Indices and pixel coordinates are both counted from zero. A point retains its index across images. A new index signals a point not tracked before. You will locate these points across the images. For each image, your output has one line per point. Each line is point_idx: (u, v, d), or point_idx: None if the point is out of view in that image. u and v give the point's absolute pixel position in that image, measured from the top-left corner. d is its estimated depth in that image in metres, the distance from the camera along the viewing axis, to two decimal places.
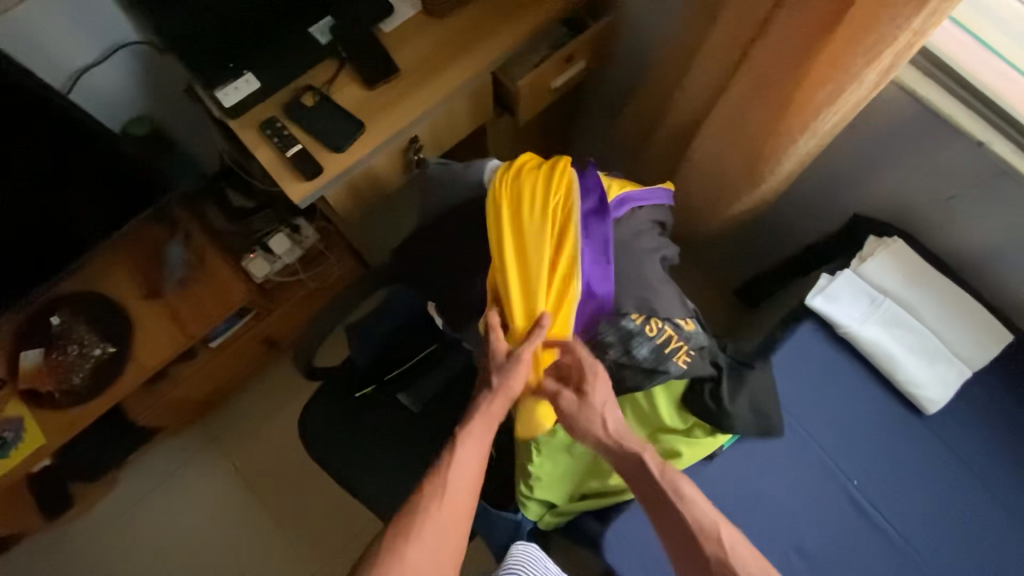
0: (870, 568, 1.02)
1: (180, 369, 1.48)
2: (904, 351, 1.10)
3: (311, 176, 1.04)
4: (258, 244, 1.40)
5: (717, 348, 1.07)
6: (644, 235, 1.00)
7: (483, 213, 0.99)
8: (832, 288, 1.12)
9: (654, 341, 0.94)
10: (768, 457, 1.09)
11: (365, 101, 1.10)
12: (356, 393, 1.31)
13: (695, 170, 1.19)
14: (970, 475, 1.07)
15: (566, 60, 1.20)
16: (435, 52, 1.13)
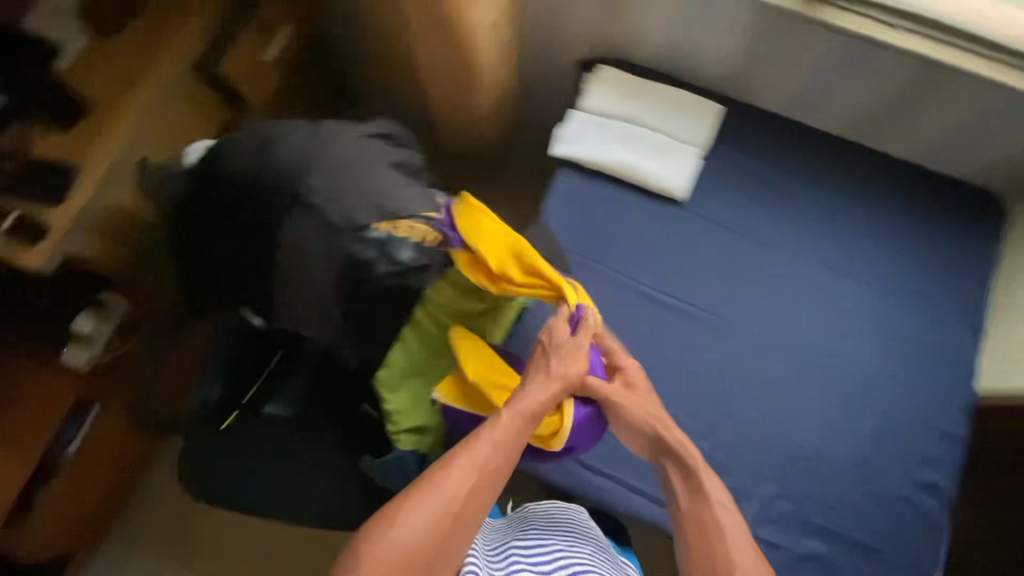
0: (879, 523, 0.95)
1: (45, 497, 1.20)
2: (860, 255, 1.07)
3: (36, 240, 0.97)
4: (66, 335, 1.16)
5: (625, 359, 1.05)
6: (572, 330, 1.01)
7: (258, 224, 0.91)
8: (677, 161, 1.08)
9: (411, 240, 0.93)
10: (722, 392, 0.99)
11: (72, 141, 1.03)
12: (219, 426, 1.28)
13: (435, 83, 1.23)
14: (964, 348, 1.02)
15: (273, 32, 1.24)
16: (127, 66, 1.09)
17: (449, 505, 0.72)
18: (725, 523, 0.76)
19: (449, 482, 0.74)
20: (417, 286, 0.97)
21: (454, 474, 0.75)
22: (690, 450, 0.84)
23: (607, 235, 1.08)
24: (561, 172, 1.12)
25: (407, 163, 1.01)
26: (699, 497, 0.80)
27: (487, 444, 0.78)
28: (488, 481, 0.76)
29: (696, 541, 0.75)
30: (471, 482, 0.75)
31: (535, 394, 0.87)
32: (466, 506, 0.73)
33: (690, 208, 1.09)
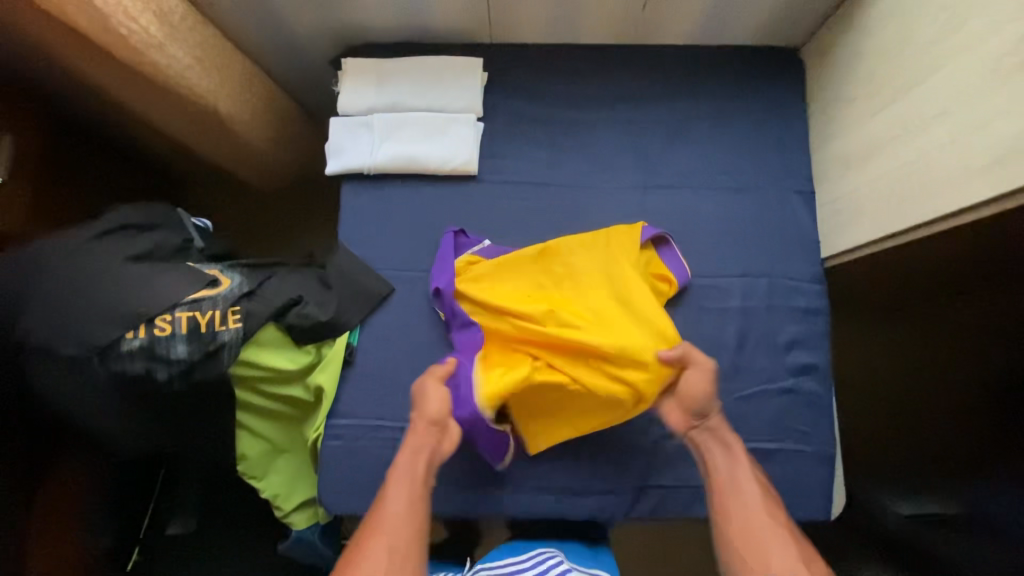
0: (767, 413, 0.92)
1: None
2: (665, 169, 1.02)
3: None
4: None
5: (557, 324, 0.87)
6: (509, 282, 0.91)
7: (31, 368, 0.80)
8: (455, 140, 1.00)
9: (178, 334, 0.82)
10: None
11: None
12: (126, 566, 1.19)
13: (192, 140, 1.10)
14: (801, 215, 0.99)
15: None
16: None
17: (386, 553, 0.67)
18: (740, 493, 0.74)
19: (383, 513, 0.71)
20: (212, 376, 0.87)
21: (387, 509, 0.71)
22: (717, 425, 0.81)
23: (413, 239, 1.01)
24: (345, 187, 1.02)
25: (159, 248, 0.91)
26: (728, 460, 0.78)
27: (408, 444, 0.78)
28: (416, 496, 0.73)
29: (733, 540, 0.70)
30: (407, 507, 0.72)
31: (425, 410, 0.80)
32: (403, 538, 0.69)
33: (488, 179, 1.02)
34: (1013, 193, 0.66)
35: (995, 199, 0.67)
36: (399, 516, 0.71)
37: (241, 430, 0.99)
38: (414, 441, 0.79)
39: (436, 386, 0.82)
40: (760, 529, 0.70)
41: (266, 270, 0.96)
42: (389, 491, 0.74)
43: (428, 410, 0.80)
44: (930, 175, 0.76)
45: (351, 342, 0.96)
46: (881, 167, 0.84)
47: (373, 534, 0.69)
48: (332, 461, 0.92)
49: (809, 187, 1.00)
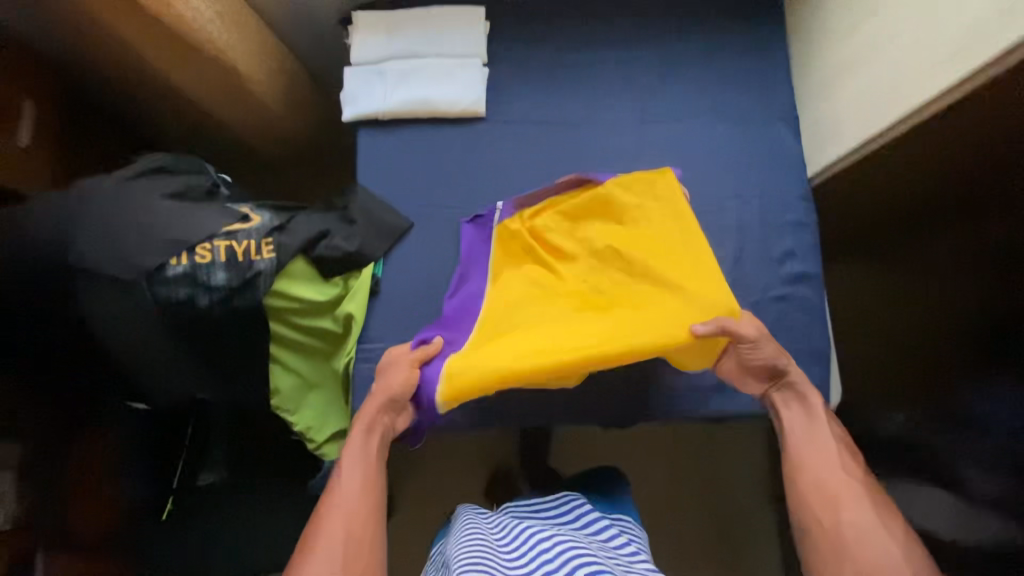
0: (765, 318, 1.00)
1: None
2: (659, 104, 1.09)
3: None
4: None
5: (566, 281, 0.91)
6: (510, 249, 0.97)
7: (85, 296, 0.87)
8: (463, 83, 1.07)
9: (217, 262, 0.88)
10: None
11: None
12: (162, 515, 1.26)
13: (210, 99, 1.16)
14: (786, 139, 1.07)
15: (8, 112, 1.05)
16: None
17: (344, 527, 0.78)
18: (820, 453, 0.83)
19: (340, 492, 0.81)
20: (249, 304, 0.93)
21: (343, 487, 0.82)
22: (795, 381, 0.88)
23: (428, 179, 1.07)
24: (362, 133, 1.09)
25: (192, 188, 0.95)
26: (807, 419, 0.87)
27: (362, 421, 0.87)
28: (369, 473, 0.84)
29: (807, 491, 0.81)
30: (361, 486, 0.82)
31: (386, 384, 0.88)
32: (360, 512, 0.80)
33: (496, 120, 1.09)
34: (993, 60, 0.74)
35: (979, 68, 0.75)
36: (357, 488, 0.82)
37: (274, 364, 1.04)
38: (365, 419, 0.87)
39: (406, 362, 0.90)
40: (844, 484, 0.80)
41: (293, 209, 1.02)
42: (344, 470, 0.83)
43: (389, 383, 0.88)
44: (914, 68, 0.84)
45: (376, 273, 1.02)
46: (866, 77, 0.93)
47: (330, 512, 0.79)
48: (363, 383, 0.99)
49: (792, 114, 1.08)
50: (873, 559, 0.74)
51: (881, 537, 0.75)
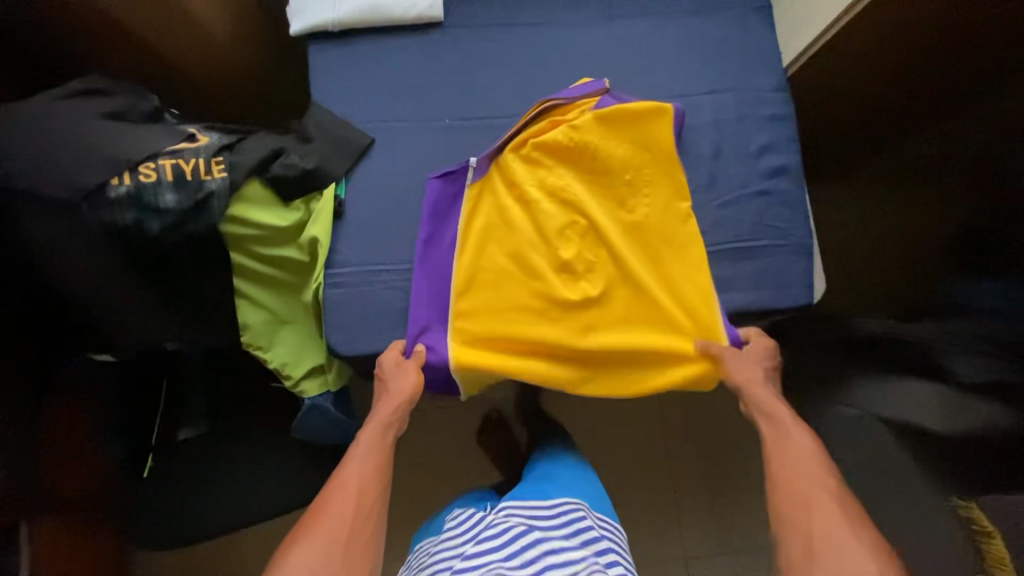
0: (746, 215, 0.97)
1: None
2: (629, 1, 1.03)
3: None
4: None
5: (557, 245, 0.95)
6: (491, 225, 0.96)
7: (28, 222, 0.81)
8: None
9: (164, 181, 0.82)
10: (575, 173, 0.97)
11: None
12: (143, 472, 1.18)
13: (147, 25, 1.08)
14: (761, 31, 1.03)
15: None
16: None
17: (345, 513, 0.81)
18: (796, 467, 0.85)
19: (344, 481, 0.86)
20: (205, 229, 0.87)
21: (352, 473, 0.86)
22: (766, 399, 0.92)
23: (388, 94, 1.01)
24: (312, 48, 1.01)
25: (130, 112, 0.89)
26: (779, 433, 0.90)
27: (379, 417, 0.91)
28: (376, 467, 0.88)
29: (784, 505, 0.83)
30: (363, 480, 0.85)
31: (397, 390, 0.90)
32: (367, 500, 0.84)
33: (454, 26, 1.02)
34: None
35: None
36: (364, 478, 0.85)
37: (241, 300, 0.99)
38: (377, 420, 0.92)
39: (412, 366, 0.91)
40: (816, 494, 0.81)
41: (244, 132, 0.96)
42: (352, 461, 0.88)
43: (402, 388, 0.90)
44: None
45: (339, 194, 0.96)
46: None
47: (336, 490, 0.84)
48: (334, 308, 0.94)
49: (766, 3, 1.03)
50: (841, 561, 0.73)
51: (849, 539, 0.75)
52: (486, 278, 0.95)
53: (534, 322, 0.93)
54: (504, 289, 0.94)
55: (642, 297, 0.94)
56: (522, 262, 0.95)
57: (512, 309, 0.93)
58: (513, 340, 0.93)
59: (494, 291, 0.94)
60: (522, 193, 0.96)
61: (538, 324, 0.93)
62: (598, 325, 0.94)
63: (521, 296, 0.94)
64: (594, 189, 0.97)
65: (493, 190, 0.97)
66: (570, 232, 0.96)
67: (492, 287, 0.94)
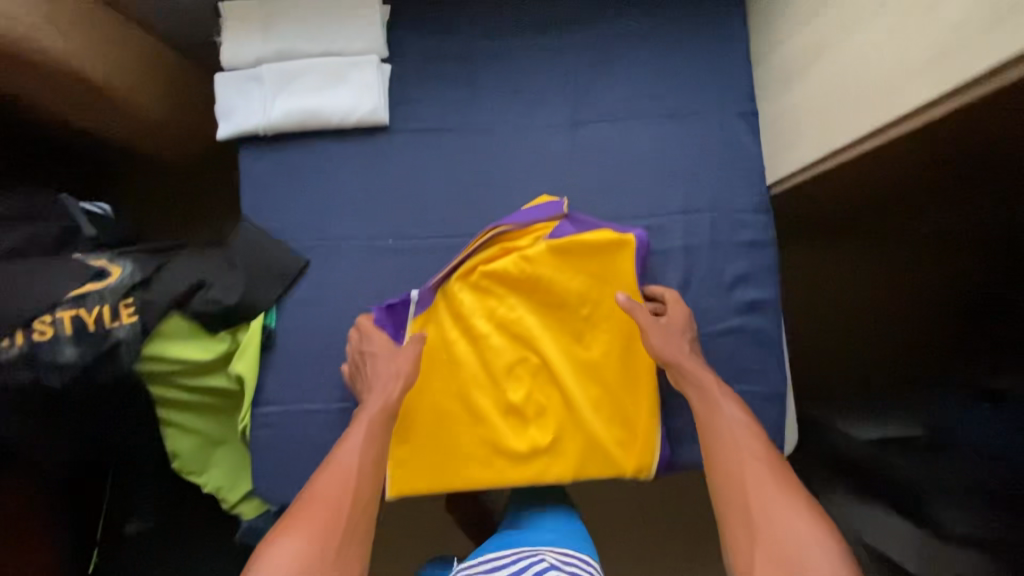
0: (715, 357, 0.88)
1: None
2: (595, 104, 0.92)
3: None
4: None
5: (504, 383, 0.87)
6: (435, 358, 0.88)
7: None
8: (358, 87, 0.89)
9: (63, 336, 0.74)
10: (527, 303, 0.88)
11: None
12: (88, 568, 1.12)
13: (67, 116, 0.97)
14: (743, 141, 0.91)
15: None
16: None
17: (338, 505, 0.68)
18: (728, 452, 0.72)
19: (338, 463, 0.72)
20: (116, 377, 0.80)
21: (347, 458, 0.73)
22: (693, 368, 0.79)
23: (327, 204, 0.92)
24: (244, 153, 0.92)
25: (37, 239, 0.82)
26: (708, 403, 0.76)
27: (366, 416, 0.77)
28: (377, 452, 0.75)
29: (730, 500, 0.69)
30: (366, 461, 0.73)
31: (383, 381, 0.80)
32: (362, 487, 0.71)
33: (398, 130, 0.92)
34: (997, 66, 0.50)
35: (980, 74, 0.52)
36: (362, 463, 0.73)
37: (167, 427, 0.94)
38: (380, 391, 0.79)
39: (410, 350, 0.83)
40: (749, 469, 0.69)
41: (167, 254, 0.87)
42: (352, 438, 0.75)
43: (388, 386, 0.80)
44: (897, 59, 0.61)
45: (267, 324, 0.88)
46: (841, 71, 0.70)
47: (327, 473, 0.71)
48: (263, 452, 0.87)
49: (751, 109, 0.91)
50: (788, 536, 0.63)
51: (790, 511, 0.65)
52: (426, 420, 0.87)
53: (478, 468, 0.86)
54: (446, 430, 0.87)
55: (597, 447, 0.86)
56: (466, 403, 0.87)
57: (454, 455, 0.86)
58: (454, 485, 0.86)
59: (435, 433, 0.87)
60: (467, 324, 0.88)
61: (482, 470, 0.86)
62: (550, 477, 0.86)
63: (463, 439, 0.87)
64: (547, 323, 0.88)
65: (436, 321, 0.88)
66: (519, 370, 0.87)
67: (433, 429, 0.87)
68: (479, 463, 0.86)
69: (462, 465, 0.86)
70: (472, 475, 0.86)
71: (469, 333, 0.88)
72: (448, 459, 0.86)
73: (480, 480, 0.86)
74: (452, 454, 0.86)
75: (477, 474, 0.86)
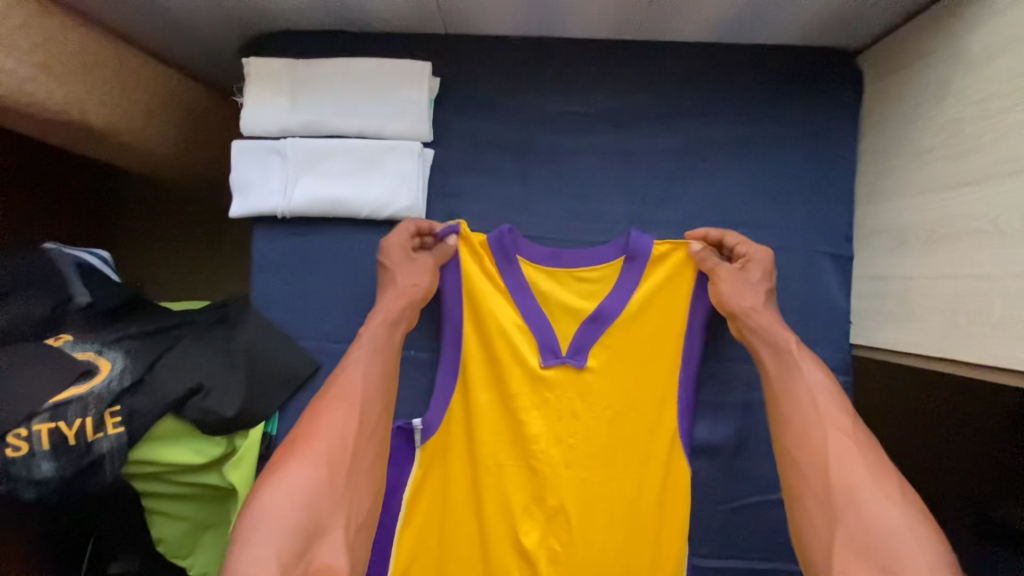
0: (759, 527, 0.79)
1: None
2: (663, 224, 0.80)
3: None
4: None
5: (519, 519, 0.79)
6: (449, 488, 0.79)
7: None
8: (394, 176, 0.77)
9: (39, 451, 0.66)
10: (553, 437, 0.79)
11: None
12: None
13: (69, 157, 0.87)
14: (831, 287, 0.78)
15: None
16: None
17: (342, 431, 0.66)
18: (816, 408, 0.65)
19: (345, 382, 0.69)
20: (96, 487, 0.72)
21: (353, 375, 0.70)
22: (769, 319, 0.72)
23: (346, 302, 0.81)
24: (257, 234, 0.81)
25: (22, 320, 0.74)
26: (783, 360, 0.69)
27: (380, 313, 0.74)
28: (381, 372, 0.72)
29: (811, 469, 0.62)
30: (368, 384, 0.70)
31: (400, 284, 0.75)
32: (370, 407, 0.69)
33: (435, 227, 0.81)
34: None
35: None
36: (367, 381, 0.70)
37: (153, 514, 0.87)
38: (383, 310, 0.75)
39: (427, 263, 0.76)
40: (832, 440, 0.63)
41: (165, 340, 0.78)
42: (355, 359, 0.72)
43: (404, 284, 0.75)
44: (1005, 298, 0.55)
45: (269, 430, 0.80)
46: (941, 266, 0.62)
47: (335, 395, 0.68)
48: None
49: (845, 250, 0.78)
50: (870, 517, 0.57)
51: (883, 496, 0.58)
52: (428, 558, 0.80)
53: None
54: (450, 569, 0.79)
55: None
56: (474, 542, 0.79)
57: None
58: None
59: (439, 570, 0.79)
60: (482, 452, 0.79)
61: None
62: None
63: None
64: (571, 460, 0.79)
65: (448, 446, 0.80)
66: (535, 509, 0.79)
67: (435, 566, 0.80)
68: None
69: None
70: None
71: (483, 463, 0.79)
72: None
73: None
74: None
75: None
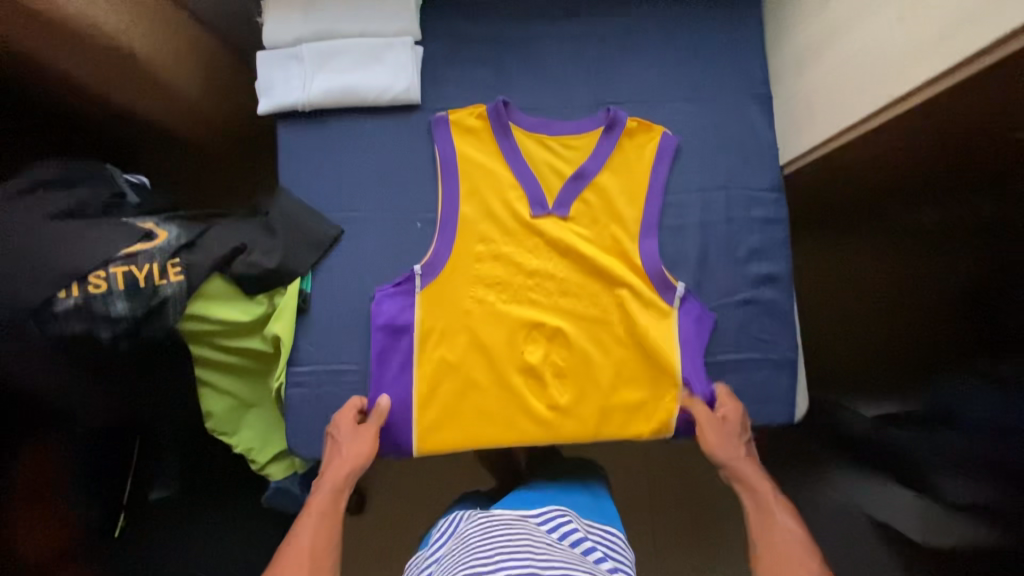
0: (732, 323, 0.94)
1: None
2: (618, 87, 0.97)
3: None
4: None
5: (525, 337, 0.92)
6: (466, 316, 0.92)
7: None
8: (393, 66, 0.94)
9: (115, 290, 0.79)
10: (544, 267, 0.94)
11: None
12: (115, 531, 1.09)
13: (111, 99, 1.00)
14: (759, 122, 0.96)
15: None
16: None
17: None
18: (790, 558, 0.75)
19: (293, 545, 0.77)
20: (160, 332, 0.84)
21: (301, 536, 0.78)
22: (749, 472, 0.86)
23: (360, 177, 0.96)
24: (281, 128, 0.96)
25: (86, 203, 0.85)
26: (762, 513, 0.82)
27: (329, 483, 0.83)
28: (327, 532, 0.80)
29: None
30: (313, 542, 0.78)
31: (350, 455, 0.85)
32: (315, 563, 0.76)
33: (431, 108, 0.97)
34: (986, 51, 0.60)
35: (940, 77, 0.66)
36: (314, 538, 0.78)
37: (204, 388, 0.97)
38: (332, 476, 0.84)
39: (369, 432, 0.87)
40: (800, 574, 0.74)
41: (208, 220, 0.92)
42: (303, 523, 0.80)
43: (356, 452, 0.85)
44: (884, 55, 0.73)
45: (304, 288, 0.93)
46: (841, 54, 0.80)
47: (281, 557, 0.76)
48: (297, 408, 0.91)
49: (766, 92, 0.97)
50: None
51: None
52: (451, 383, 0.91)
53: (502, 422, 0.91)
54: (469, 390, 0.92)
55: (614, 409, 0.92)
56: (489, 369, 0.92)
57: (479, 411, 0.91)
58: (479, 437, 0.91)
59: (460, 391, 0.92)
60: (484, 289, 0.93)
61: (507, 425, 0.91)
62: (569, 438, 0.92)
63: (486, 399, 0.92)
64: (564, 287, 0.93)
65: (452, 289, 0.93)
66: (537, 334, 0.93)
67: (455, 389, 0.91)
68: (502, 419, 0.91)
69: (486, 425, 0.91)
70: (493, 437, 0.91)
71: (488, 298, 0.93)
72: (472, 419, 0.91)
73: (506, 437, 0.91)
74: (476, 412, 0.91)
75: (502, 430, 0.91)
